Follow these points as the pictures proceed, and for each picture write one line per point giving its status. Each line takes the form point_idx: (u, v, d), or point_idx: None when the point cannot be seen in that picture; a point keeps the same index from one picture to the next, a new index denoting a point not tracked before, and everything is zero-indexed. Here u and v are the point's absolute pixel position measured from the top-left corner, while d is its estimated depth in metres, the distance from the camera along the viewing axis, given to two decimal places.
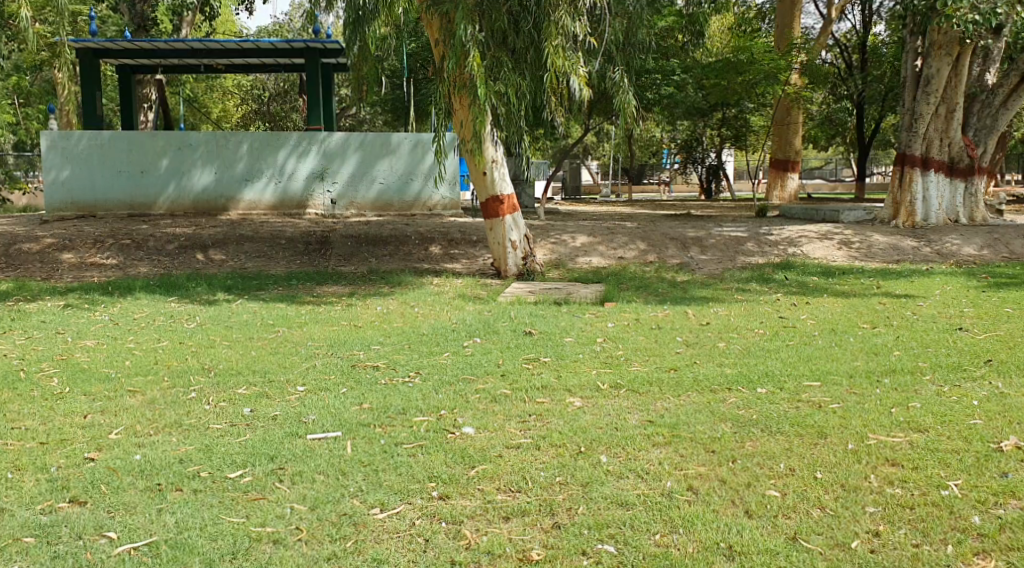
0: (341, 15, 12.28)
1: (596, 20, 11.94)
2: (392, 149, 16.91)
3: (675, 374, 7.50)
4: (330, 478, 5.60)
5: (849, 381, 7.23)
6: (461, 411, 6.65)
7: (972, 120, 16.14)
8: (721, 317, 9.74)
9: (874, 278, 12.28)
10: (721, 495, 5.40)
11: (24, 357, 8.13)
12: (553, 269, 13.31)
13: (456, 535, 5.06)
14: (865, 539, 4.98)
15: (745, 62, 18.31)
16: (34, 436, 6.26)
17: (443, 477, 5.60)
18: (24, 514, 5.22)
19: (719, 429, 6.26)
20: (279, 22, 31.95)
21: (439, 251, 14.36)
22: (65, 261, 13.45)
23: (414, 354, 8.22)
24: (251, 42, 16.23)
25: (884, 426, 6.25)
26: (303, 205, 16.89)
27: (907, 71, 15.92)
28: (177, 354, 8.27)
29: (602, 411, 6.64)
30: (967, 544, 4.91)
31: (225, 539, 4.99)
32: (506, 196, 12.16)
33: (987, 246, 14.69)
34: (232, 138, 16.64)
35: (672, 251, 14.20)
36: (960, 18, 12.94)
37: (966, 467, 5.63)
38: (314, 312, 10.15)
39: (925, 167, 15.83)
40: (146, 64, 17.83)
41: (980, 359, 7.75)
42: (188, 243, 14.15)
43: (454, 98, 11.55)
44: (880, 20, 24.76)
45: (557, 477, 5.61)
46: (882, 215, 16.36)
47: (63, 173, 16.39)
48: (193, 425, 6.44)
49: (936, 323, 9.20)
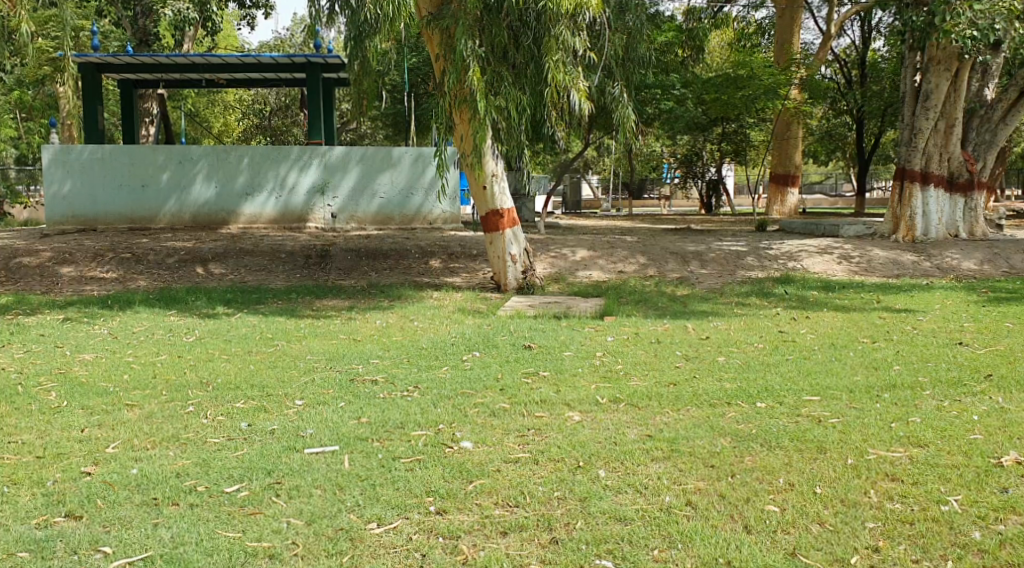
0: (342, 29, 12.33)
1: (596, 35, 11.98)
2: (393, 161, 16.87)
3: (674, 389, 7.47)
4: (327, 493, 5.58)
5: (849, 395, 7.21)
6: (459, 425, 6.63)
7: (971, 134, 16.17)
8: (721, 331, 9.76)
9: (874, 293, 12.27)
10: (720, 510, 5.37)
11: (23, 370, 8.13)
12: (553, 283, 13.29)
13: (453, 550, 5.03)
14: (865, 555, 4.95)
15: (744, 77, 18.34)
16: (32, 450, 6.24)
17: (441, 492, 5.58)
18: (18, 529, 5.19)
19: (718, 443, 6.24)
20: (280, 37, 32.12)
21: (439, 265, 14.37)
22: (66, 274, 13.45)
23: (413, 368, 8.22)
24: (252, 55, 16.29)
25: (884, 441, 6.22)
26: (303, 218, 16.89)
27: (906, 87, 15.96)
28: (176, 367, 8.27)
29: (602, 425, 6.62)
30: (967, 560, 4.88)
31: (220, 555, 4.96)
32: (505, 209, 12.16)
33: (988, 261, 14.68)
34: (234, 151, 16.66)
35: (673, 265, 14.19)
36: (958, 34, 12.96)
37: (966, 482, 5.61)
38: (314, 326, 10.14)
39: (925, 182, 15.79)
40: (148, 78, 17.85)
41: (980, 373, 7.75)
42: (188, 258, 14.16)
43: (454, 114, 11.52)
44: (880, 36, 24.89)
45: (555, 492, 5.58)
46: (882, 230, 16.34)
47: (64, 187, 16.49)
48: (190, 440, 6.42)
49: (937, 338, 9.19)
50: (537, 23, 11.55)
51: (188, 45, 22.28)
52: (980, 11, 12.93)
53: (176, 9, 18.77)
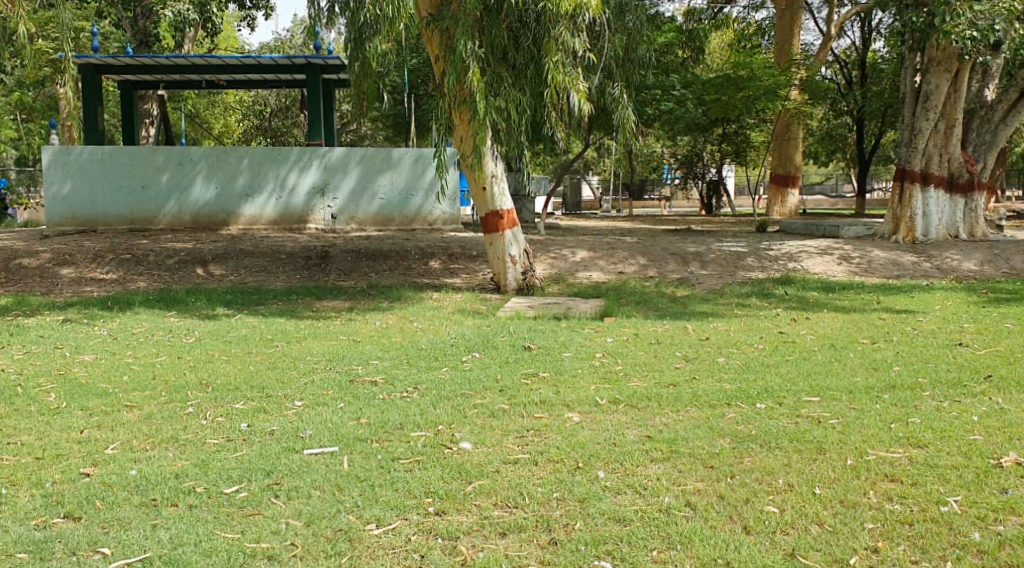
0: (342, 31, 12.35)
1: (596, 36, 11.97)
2: (393, 162, 16.87)
3: (674, 390, 7.45)
4: (327, 494, 5.58)
5: (849, 395, 7.21)
6: (458, 426, 6.62)
7: (971, 135, 16.18)
8: (721, 332, 9.73)
9: (875, 294, 12.24)
10: (720, 511, 5.37)
11: (23, 371, 8.14)
12: (553, 284, 13.28)
13: (451, 551, 5.03)
14: (864, 555, 4.95)
15: (744, 78, 18.34)
16: (31, 451, 6.24)
17: (440, 492, 5.57)
18: (18, 530, 5.19)
19: (718, 444, 6.24)
20: (280, 39, 32.12)
21: (439, 266, 14.37)
22: (65, 275, 13.45)
23: (412, 369, 8.22)
24: (252, 57, 16.34)
25: (883, 442, 6.21)
26: (304, 219, 16.89)
27: (906, 88, 15.97)
28: (175, 368, 8.28)
29: (601, 427, 6.61)
30: (967, 560, 4.88)
31: (219, 556, 4.96)
32: (505, 210, 12.16)
33: (988, 263, 14.67)
34: (234, 153, 16.68)
35: (673, 266, 14.18)
36: (958, 34, 12.96)
37: (966, 483, 5.60)
38: (314, 327, 10.15)
39: (925, 183, 15.78)
40: (148, 80, 17.87)
41: (980, 374, 7.73)
42: (188, 258, 14.17)
43: (454, 115, 11.52)
44: (880, 36, 24.89)
45: (554, 493, 5.57)
46: (882, 231, 16.34)
47: (64, 188, 16.50)
48: (190, 441, 6.42)
49: (936, 339, 9.16)
50: (537, 24, 11.55)
51: (189, 47, 22.27)
52: (980, 12, 12.93)
53: (176, 10, 18.76)
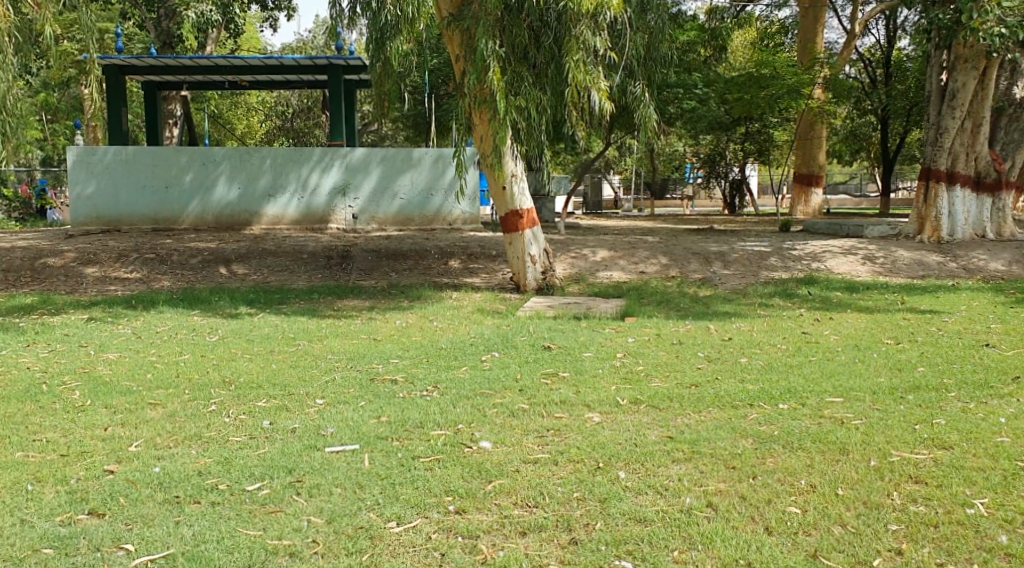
0: (363, 31, 12.35)
1: (617, 34, 11.87)
2: (414, 162, 16.89)
3: (696, 390, 7.40)
4: (347, 491, 5.58)
5: (872, 396, 7.14)
6: (479, 425, 6.61)
7: (999, 134, 16.03)
8: (743, 333, 9.65)
9: (899, 294, 12.12)
10: (741, 511, 5.32)
11: (47, 369, 8.19)
12: (574, 283, 13.25)
13: (472, 550, 5.01)
14: (888, 557, 4.89)
15: (767, 77, 18.24)
16: (56, 448, 6.28)
17: (461, 491, 5.56)
18: (43, 526, 5.22)
19: (740, 445, 6.19)
20: (303, 40, 32.22)
21: (459, 265, 14.37)
22: (89, 275, 13.54)
23: (432, 367, 8.22)
24: (274, 57, 16.41)
25: (907, 443, 6.15)
26: (325, 219, 16.93)
27: (932, 86, 15.83)
28: (199, 366, 8.31)
29: (621, 427, 6.57)
30: (993, 563, 4.82)
31: (241, 553, 4.97)
32: (525, 210, 12.15)
33: (1015, 263, 14.52)
34: (257, 153, 16.74)
35: (695, 266, 14.11)
36: (986, 31, 12.80)
37: (992, 484, 5.53)
38: (335, 325, 10.18)
39: (951, 182, 15.62)
40: (171, 81, 17.96)
41: (1008, 375, 7.63)
42: (211, 258, 14.24)
43: (474, 115, 11.48)
44: (904, 34, 24.70)
45: (574, 492, 5.55)
46: (907, 230, 16.21)
47: (88, 188, 16.57)
48: (212, 438, 6.44)
49: (962, 340, 9.06)
50: (558, 23, 11.45)
51: (212, 48, 22.39)
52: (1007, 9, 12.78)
53: (199, 11, 18.97)
